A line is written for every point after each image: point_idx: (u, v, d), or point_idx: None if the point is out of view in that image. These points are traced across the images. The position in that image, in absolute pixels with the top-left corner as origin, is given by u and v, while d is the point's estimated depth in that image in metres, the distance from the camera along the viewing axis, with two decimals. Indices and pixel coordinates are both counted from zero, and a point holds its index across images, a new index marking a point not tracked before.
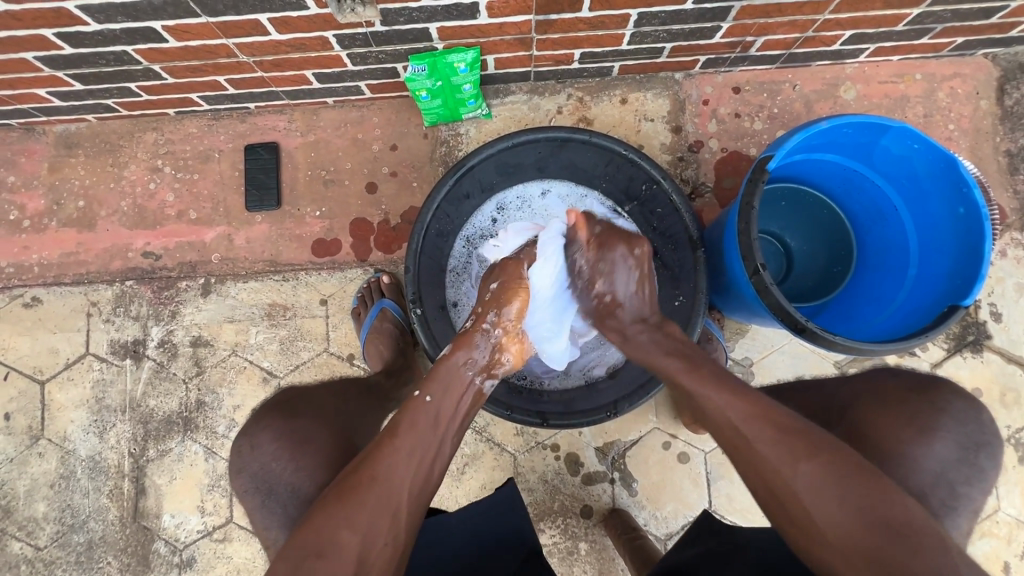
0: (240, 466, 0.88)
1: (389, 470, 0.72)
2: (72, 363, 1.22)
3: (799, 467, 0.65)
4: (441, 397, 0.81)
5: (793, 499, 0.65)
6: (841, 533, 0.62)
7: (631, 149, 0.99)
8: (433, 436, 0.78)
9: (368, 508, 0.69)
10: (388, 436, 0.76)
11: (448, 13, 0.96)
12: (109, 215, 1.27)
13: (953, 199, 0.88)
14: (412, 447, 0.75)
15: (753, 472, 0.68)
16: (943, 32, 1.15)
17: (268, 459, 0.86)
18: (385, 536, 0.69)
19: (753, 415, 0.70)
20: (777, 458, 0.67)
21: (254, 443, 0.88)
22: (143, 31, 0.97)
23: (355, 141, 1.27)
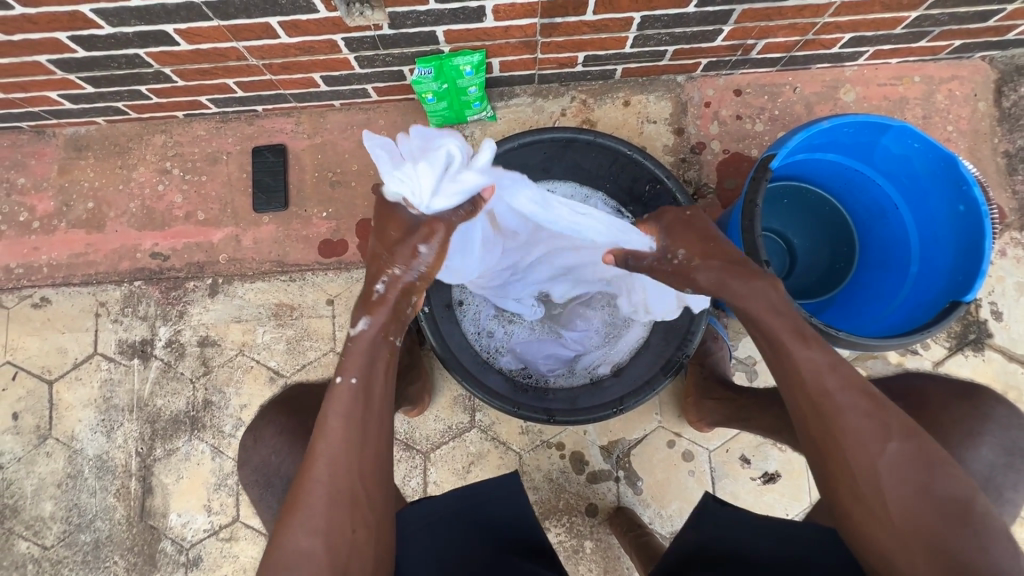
0: (245, 458, 0.96)
1: (329, 470, 0.71)
2: (80, 363, 1.23)
3: (887, 445, 0.66)
4: (366, 376, 0.76)
5: (865, 472, 0.66)
6: (902, 509, 0.64)
7: (635, 149, 1.00)
8: (361, 413, 0.74)
9: (321, 509, 0.69)
10: (319, 432, 0.73)
11: (455, 17, 0.98)
12: (118, 216, 1.29)
13: (953, 196, 0.90)
14: (343, 439, 0.72)
15: (826, 441, 0.69)
16: (940, 35, 1.17)
17: (269, 451, 0.94)
18: (350, 527, 0.70)
19: (850, 390, 0.69)
20: (864, 433, 0.67)
21: (258, 436, 0.96)
22: (155, 34, 0.98)
23: (362, 143, 1.29)
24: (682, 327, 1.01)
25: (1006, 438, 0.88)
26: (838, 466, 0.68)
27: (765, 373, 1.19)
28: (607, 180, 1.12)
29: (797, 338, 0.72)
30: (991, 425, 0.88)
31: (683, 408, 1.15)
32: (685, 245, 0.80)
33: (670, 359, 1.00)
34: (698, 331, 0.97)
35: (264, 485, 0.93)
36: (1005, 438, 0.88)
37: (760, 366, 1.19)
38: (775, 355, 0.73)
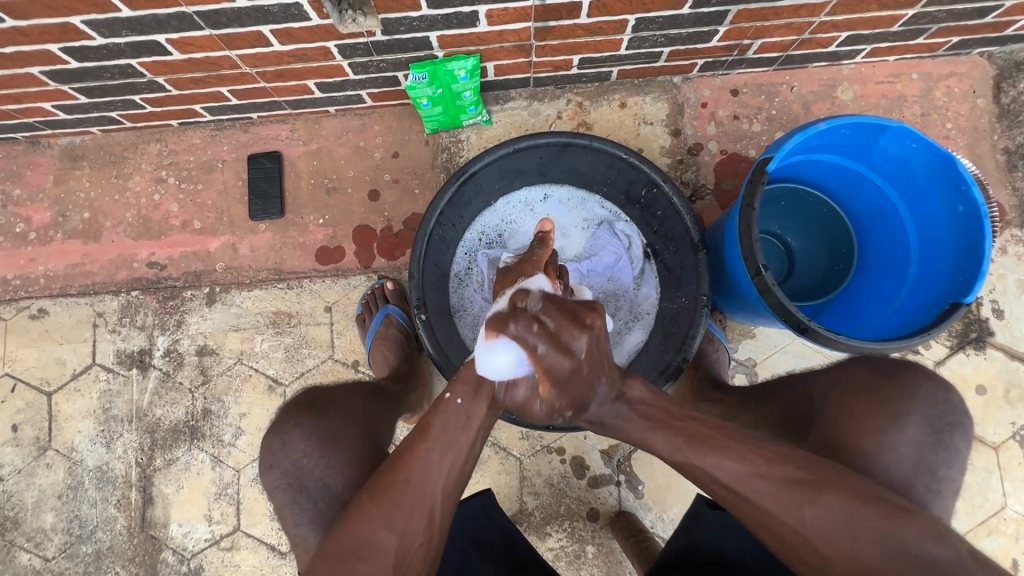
0: (271, 462, 0.84)
1: (422, 474, 0.71)
2: (78, 374, 1.23)
3: (805, 513, 0.66)
4: (471, 399, 0.75)
5: (808, 548, 0.66)
6: (855, 568, 0.64)
7: (631, 153, 0.99)
8: (466, 435, 0.74)
9: (404, 511, 0.69)
10: (421, 434, 0.73)
11: (448, 22, 0.97)
12: (114, 225, 1.28)
13: (952, 197, 0.88)
14: (448, 445, 0.73)
15: (766, 525, 0.68)
16: (937, 32, 1.16)
17: (301, 454, 0.83)
18: (421, 535, 0.69)
19: (743, 462, 0.69)
20: (777, 509, 0.67)
21: (283, 438, 0.84)
22: (148, 44, 0.98)
23: (358, 149, 1.28)
24: (680, 330, 1.01)
25: (932, 415, 0.78)
26: (786, 546, 0.67)
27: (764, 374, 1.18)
28: (604, 184, 1.11)
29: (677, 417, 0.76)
30: (924, 406, 0.79)
31: None
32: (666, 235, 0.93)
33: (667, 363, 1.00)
34: (697, 337, 0.96)
35: (297, 489, 0.82)
36: (930, 414, 0.78)
37: (759, 368, 1.18)
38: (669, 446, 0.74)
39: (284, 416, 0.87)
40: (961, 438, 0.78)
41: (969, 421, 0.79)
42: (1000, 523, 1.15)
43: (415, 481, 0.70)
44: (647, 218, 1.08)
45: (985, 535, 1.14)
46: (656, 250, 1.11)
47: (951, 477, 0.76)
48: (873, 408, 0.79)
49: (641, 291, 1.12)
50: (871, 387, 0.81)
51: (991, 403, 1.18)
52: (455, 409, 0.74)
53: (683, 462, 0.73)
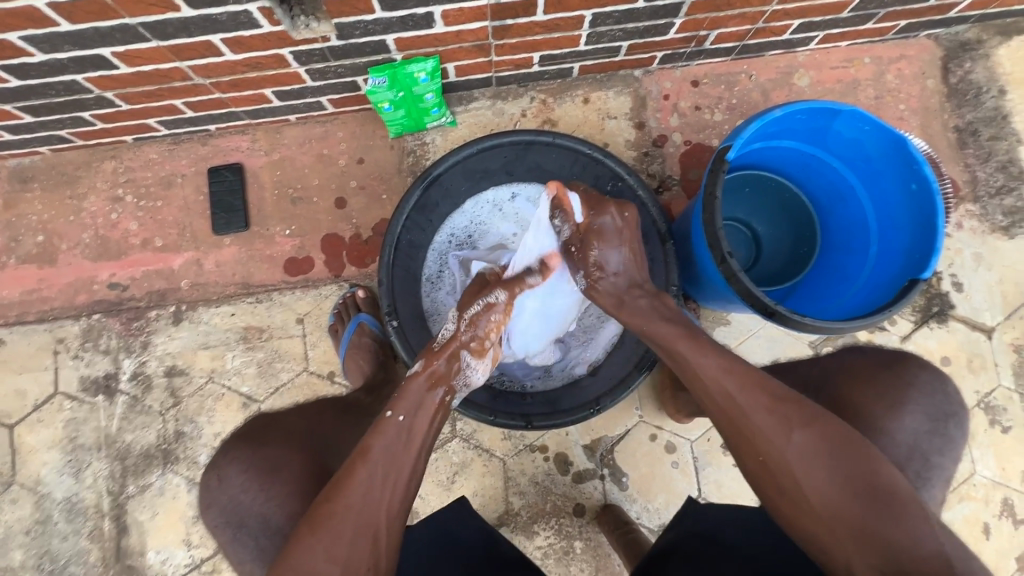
0: (209, 501, 0.84)
1: (363, 499, 0.71)
2: (41, 404, 1.18)
3: (792, 438, 0.70)
4: (409, 416, 0.80)
5: (787, 474, 0.69)
6: (823, 495, 0.66)
7: (597, 149, 1.00)
8: (405, 452, 0.77)
9: (345, 537, 0.68)
10: (360, 458, 0.74)
11: (404, 24, 0.97)
12: (71, 248, 1.24)
13: (905, 176, 0.91)
14: (386, 467, 0.74)
15: (758, 449, 0.71)
16: (886, 17, 1.20)
17: (237, 490, 0.82)
18: (367, 562, 0.68)
19: (752, 386, 0.74)
20: (769, 430, 0.71)
21: (221, 475, 0.84)
22: (92, 59, 0.95)
23: (322, 156, 1.26)
24: None
25: (931, 406, 0.81)
26: (771, 473, 0.70)
27: None
28: (571, 180, 1.10)
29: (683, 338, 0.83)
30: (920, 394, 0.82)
31: (663, 401, 1.16)
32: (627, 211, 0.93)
33: (643, 355, 1.01)
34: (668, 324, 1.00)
35: (236, 526, 0.81)
36: (928, 405, 0.81)
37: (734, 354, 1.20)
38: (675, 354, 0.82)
39: (222, 450, 0.87)
40: (950, 427, 0.81)
41: (965, 412, 0.82)
42: (971, 489, 1.19)
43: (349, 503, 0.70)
44: None
45: (958, 502, 1.18)
46: None
47: (922, 452, 0.78)
48: (869, 395, 0.81)
49: None
50: (868, 375, 0.84)
51: (956, 373, 1.21)
52: (395, 428, 0.78)
53: (687, 365, 0.79)
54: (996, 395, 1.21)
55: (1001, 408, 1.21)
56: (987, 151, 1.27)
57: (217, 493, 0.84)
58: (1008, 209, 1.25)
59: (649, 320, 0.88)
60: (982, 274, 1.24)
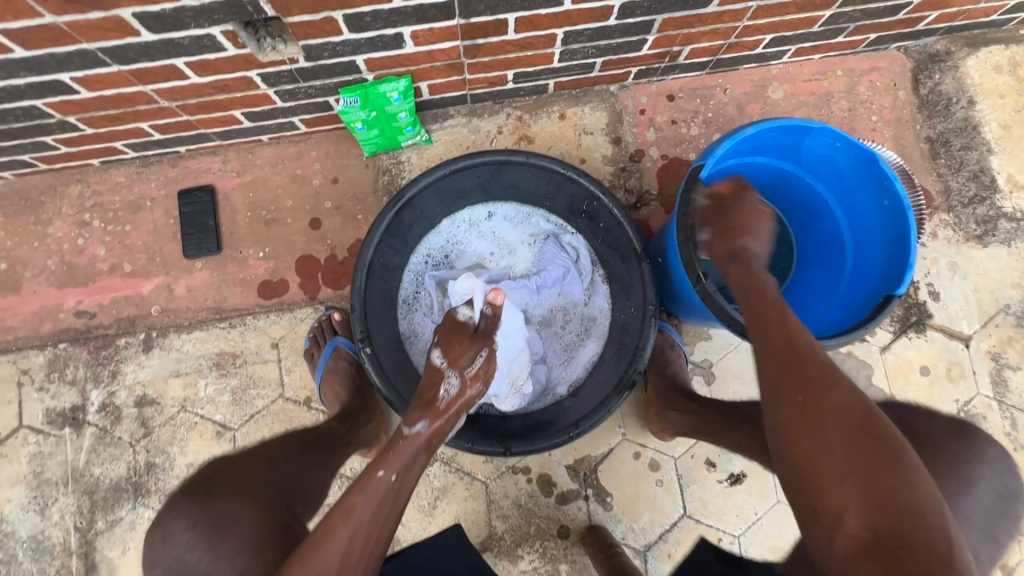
0: (149, 560, 0.73)
1: (342, 562, 0.65)
2: (4, 439, 1.14)
3: (834, 391, 0.63)
4: (402, 476, 0.76)
5: (811, 415, 0.62)
6: (839, 448, 0.59)
7: (571, 168, 1.00)
8: (387, 512, 0.73)
9: None
10: (342, 517, 0.69)
11: (373, 45, 0.96)
12: (35, 275, 1.20)
13: (877, 192, 0.91)
14: (369, 528, 0.70)
15: (795, 387, 0.65)
16: (856, 30, 1.21)
17: (182, 549, 0.71)
18: None
19: (818, 347, 0.69)
20: (817, 377, 0.64)
21: (164, 533, 0.73)
22: (51, 84, 0.92)
23: (295, 177, 1.24)
24: (631, 341, 1.02)
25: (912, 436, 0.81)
26: (792, 411, 0.64)
27: (721, 375, 1.19)
28: (547, 199, 1.10)
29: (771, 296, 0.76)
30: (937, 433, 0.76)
31: (645, 418, 1.14)
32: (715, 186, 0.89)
33: (622, 376, 1.00)
34: (648, 346, 0.98)
35: None
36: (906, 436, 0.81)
37: (716, 369, 1.20)
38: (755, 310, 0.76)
39: (167, 504, 0.76)
40: (990, 499, 0.71)
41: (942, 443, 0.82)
42: None
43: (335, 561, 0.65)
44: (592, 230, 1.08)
45: None
46: (605, 260, 1.09)
47: None
48: None
49: (593, 303, 1.10)
50: None
51: (936, 383, 1.22)
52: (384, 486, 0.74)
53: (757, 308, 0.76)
54: (976, 403, 1.22)
55: (981, 417, 1.21)
56: (958, 161, 1.28)
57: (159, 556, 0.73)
58: (980, 218, 1.26)
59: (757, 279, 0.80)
60: (957, 283, 1.25)
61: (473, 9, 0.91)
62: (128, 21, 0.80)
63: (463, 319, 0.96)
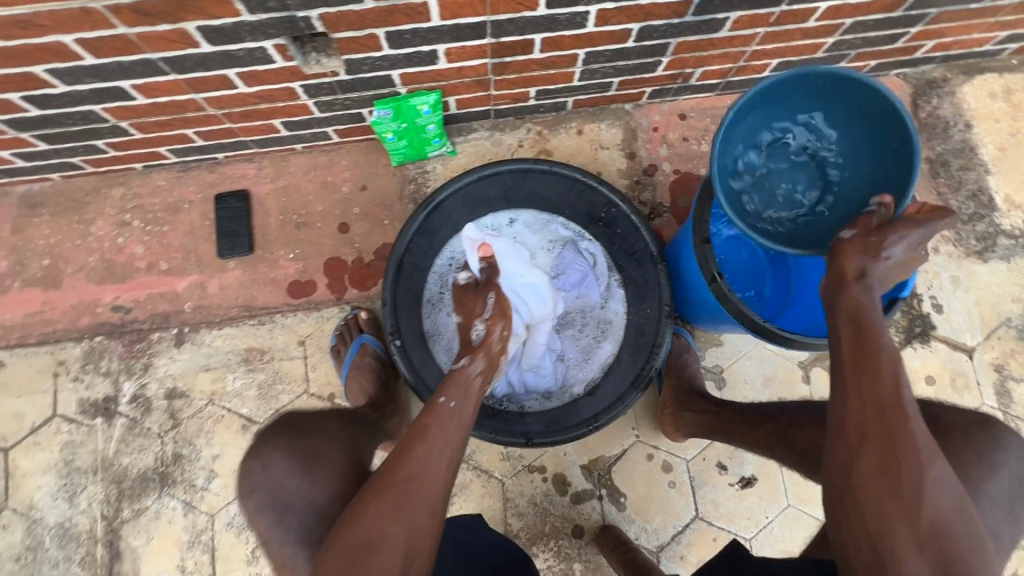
0: (251, 486, 0.83)
1: (423, 466, 0.74)
2: (37, 427, 1.18)
3: (936, 466, 0.63)
4: (461, 404, 0.83)
5: (909, 478, 0.62)
6: (926, 527, 0.61)
7: (590, 176, 1.06)
8: (457, 432, 0.80)
9: (410, 501, 0.71)
10: (418, 435, 0.77)
11: (409, 60, 1.03)
12: (76, 271, 1.26)
13: (880, 203, 0.97)
14: (442, 441, 0.77)
15: (889, 453, 0.63)
16: (857, 57, 1.29)
17: (282, 475, 0.82)
18: (428, 529, 0.71)
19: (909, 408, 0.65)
20: (924, 446, 0.64)
21: (265, 461, 0.83)
22: (112, 90, 0.99)
23: (326, 184, 1.31)
24: (647, 341, 1.06)
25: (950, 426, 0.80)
26: (880, 468, 0.63)
27: (732, 380, 1.23)
28: (567, 207, 1.16)
29: (886, 338, 0.69)
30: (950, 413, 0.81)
31: (658, 420, 1.18)
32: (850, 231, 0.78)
33: (639, 373, 1.04)
34: (663, 349, 1.02)
35: (281, 510, 0.81)
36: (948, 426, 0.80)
37: (727, 374, 1.23)
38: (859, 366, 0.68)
39: (263, 437, 0.87)
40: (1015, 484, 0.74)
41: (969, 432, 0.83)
42: None
43: (419, 478, 0.73)
44: (609, 236, 1.14)
45: None
46: (620, 265, 1.15)
47: None
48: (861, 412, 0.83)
49: (610, 306, 1.16)
50: None
51: (941, 393, 1.25)
52: (446, 411, 0.81)
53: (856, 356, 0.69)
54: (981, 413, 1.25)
55: None
56: (957, 181, 1.35)
57: (258, 480, 0.83)
58: (980, 235, 1.32)
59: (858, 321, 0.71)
60: (960, 297, 1.29)
61: (503, 29, 0.99)
62: (191, 34, 0.87)
63: (465, 281, 1.10)
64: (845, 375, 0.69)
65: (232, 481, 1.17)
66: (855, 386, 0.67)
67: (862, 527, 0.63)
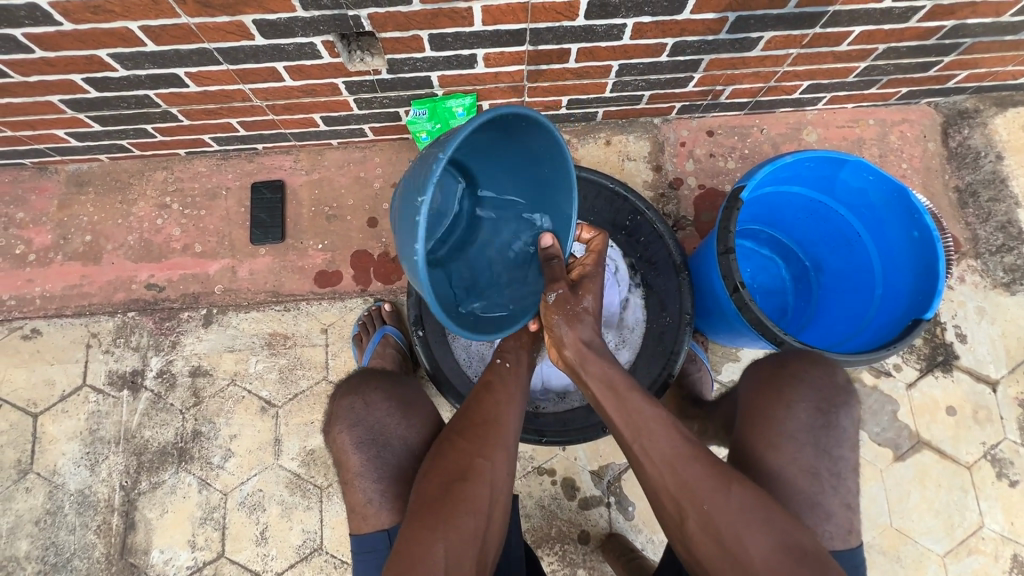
0: (353, 420, 0.94)
1: (496, 411, 0.85)
2: (67, 395, 1.22)
3: (730, 493, 0.72)
4: (516, 365, 0.93)
5: (727, 528, 0.71)
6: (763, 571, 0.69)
7: (618, 183, 1.09)
8: (521, 385, 0.90)
9: (490, 440, 0.82)
10: (485, 390, 0.88)
11: (449, 63, 1.07)
12: (115, 248, 1.31)
13: (907, 223, 0.97)
14: (509, 392, 0.88)
15: (703, 513, 0.72)
16: (888, 83, 1.30)
17: (383, 414, 0.95)
18: (507, 465, 0.82)
19: (685, 462, 0.74)
20: (712, 475, 0.73)
21: (366, 399, 0.96)
22: (167, 77, 1.05)
23: (358, 179, 1.35)
24: (665, 348, 1.08)
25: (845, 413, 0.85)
26: (703, 521, 0.72)
27: None
28: None
29: (631, 388, 0.80)
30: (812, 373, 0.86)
31: None
32: (555, 290, 0.86)
33: (655, 379, 1.07)
34: (679, 359, 1.04)
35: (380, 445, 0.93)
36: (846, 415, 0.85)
37: None
38: (634, 428, 0.77)
39: (360, 379, 0.99)
40: (809, 415, 0.83)
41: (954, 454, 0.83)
42: (979, 542, 1.19)
43: (497, 422, 0.84)
44: (631, 244, 1.17)
45: (966, 555, 1.18)
46: (641, 274, 1.17)
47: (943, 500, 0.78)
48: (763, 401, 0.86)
49: (630, 315, 1.17)
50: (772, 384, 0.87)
51: (962, 424, 1.23)
52: (504, 369, 0.91)
53: (636, 430, 0.77)
54: (1003, 448, 1.23)
55: (1008, 462, 1.22)
56: (986, 212, 1.34)
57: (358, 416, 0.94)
58: (1008, 266, 1.30)
59: (602, 384, 0.81)
60: (984, 327, 1.28)
61: (542, 37, 1.02)
62: (247, 26, 0.92)
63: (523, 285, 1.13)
64: (629, 443, 0.77)
65: (248, 461, 1.19)
66: (641, 450, 0.76)
67: None
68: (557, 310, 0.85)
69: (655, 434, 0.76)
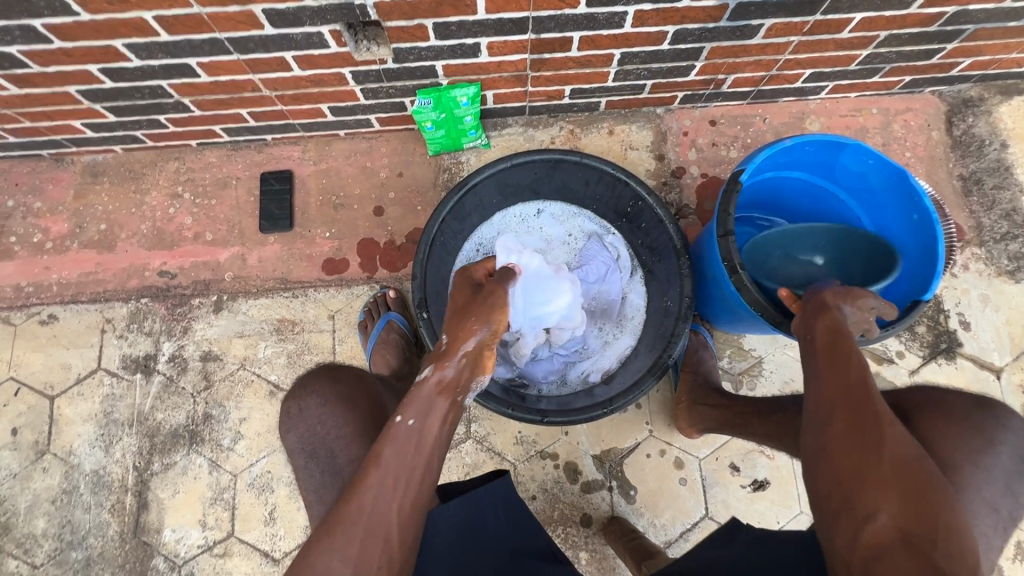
0: (287, 426, 0.93)
1: (373, 504, 0.64)
2: (83, 378, 1.26)
3: (897, 425, 0.66)
4: (421, 420, 0.71)
5: (874, 434, 0.65)
6: (891, 483, 0.61)
7: (619, 169, 1.08)
8: (420, 460, 0.69)
9: (360, 537, 0.62)
10: (370, 463, 0.67)
11: (453, 52, 1.09)
12: (129, 237, 1.34)
13: (907, 207, 0.99)
14: (403, 468, 0.67)
15: (854, 422, 0.66)
16: (892, 71, 1.30)
17: (314, 421, 0.92)
18: (380, 561, 0.62)
19: (877, 395, 0.68)
20: (883, 409, 0.67)
21: (300, 404, 0.93)
22: (180, 67, 1.08)
23: (364, 168, 1.37)
24: (666, 331, 1.09)
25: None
26: (848, 428, 0.66)
27: (751, 382, 1.24)
28: (594, 201, 1.23)
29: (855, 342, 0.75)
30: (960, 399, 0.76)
31: (675, 415, 1.19)
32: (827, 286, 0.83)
33: (656, 362, 1.05)
34: (681, 342, 1.02)
35: (308, 454, 0.91)
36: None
37: (745, 376, 1.24)
38: (832, 354, 0.73)
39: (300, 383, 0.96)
40: (1013, 463, 0.72)
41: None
42: None
43: (376, 512, 0.64)
44: (632, 231, 1.19)
45: None
46: (643, 263, 1.21)
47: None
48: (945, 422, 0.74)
49: (630, 301, 1.22)
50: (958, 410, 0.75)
51: None
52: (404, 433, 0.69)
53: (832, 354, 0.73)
54: None
55: None
56: (991, 200, 1.33)
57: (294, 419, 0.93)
58: (1013, 254, 1.30)
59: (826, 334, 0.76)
60: (989, 315, 1.28)
61: (544, 26, 1.04)
62: (257, 16, 0.95)
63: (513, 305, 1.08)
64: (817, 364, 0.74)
65: (256, 444, 1.22)
66: (828, 370, 0.72)
67: (830, 475, 0.65)
68: (830, 297, 0.80)
69: (845, 364, 0.72)
